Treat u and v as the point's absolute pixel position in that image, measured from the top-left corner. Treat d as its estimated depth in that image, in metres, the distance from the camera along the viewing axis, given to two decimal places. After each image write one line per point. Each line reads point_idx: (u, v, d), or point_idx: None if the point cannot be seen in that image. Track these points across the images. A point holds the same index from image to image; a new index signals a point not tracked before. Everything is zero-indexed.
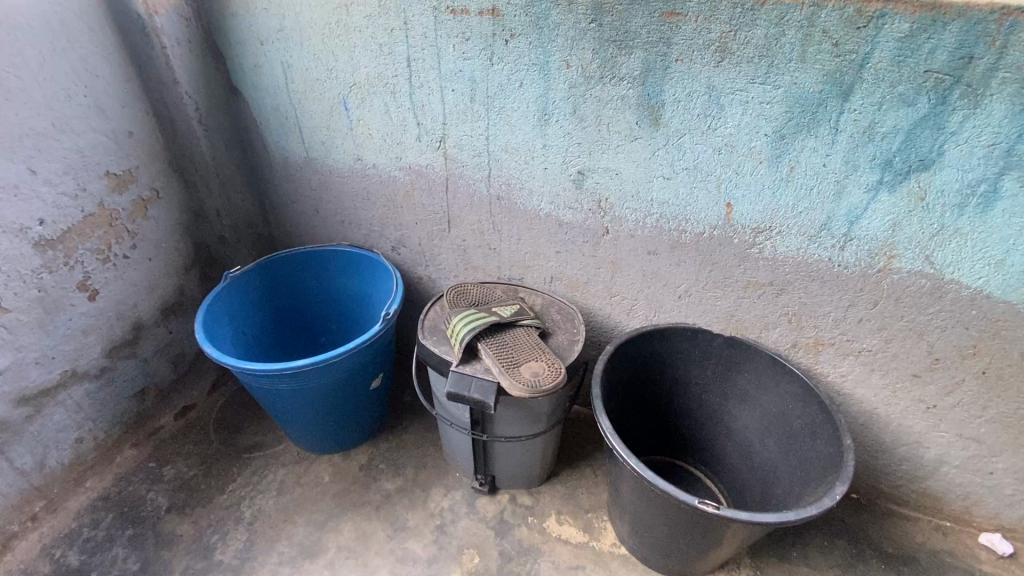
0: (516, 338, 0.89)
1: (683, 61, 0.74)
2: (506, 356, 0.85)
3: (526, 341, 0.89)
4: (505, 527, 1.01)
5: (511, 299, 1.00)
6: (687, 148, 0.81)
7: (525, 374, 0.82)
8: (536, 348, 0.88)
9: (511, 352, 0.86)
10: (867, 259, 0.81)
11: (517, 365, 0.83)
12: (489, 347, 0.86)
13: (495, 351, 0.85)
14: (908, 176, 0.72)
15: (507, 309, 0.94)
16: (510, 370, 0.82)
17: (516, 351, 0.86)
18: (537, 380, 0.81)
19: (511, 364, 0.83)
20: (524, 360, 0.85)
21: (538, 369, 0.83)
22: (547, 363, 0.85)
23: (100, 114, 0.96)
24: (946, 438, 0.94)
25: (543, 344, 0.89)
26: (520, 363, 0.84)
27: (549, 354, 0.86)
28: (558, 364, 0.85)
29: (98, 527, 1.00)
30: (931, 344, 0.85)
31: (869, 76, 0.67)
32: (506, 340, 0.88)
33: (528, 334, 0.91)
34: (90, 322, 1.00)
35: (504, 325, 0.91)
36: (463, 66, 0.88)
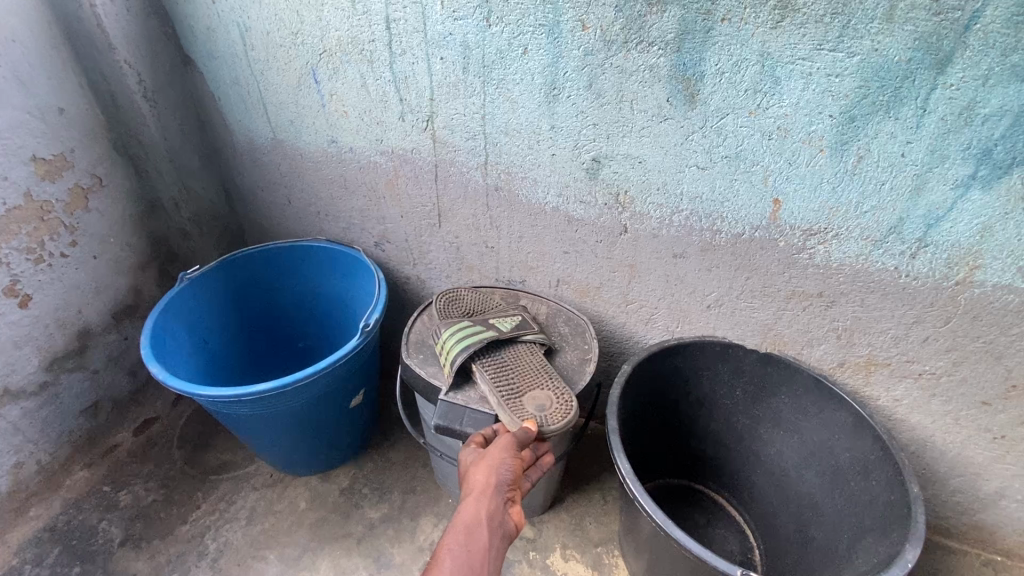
0: (519, 360, 0.75)
1: (730, 21, 0.59)
2: (507, 384, 0.71)
3: (531, 364, 0.75)
4: (503, 564, 0.90)
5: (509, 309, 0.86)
6: (728, 131, 0.66)
7: (529, 408, 0.68)
8: (543, 372, 0.74)
9: (513, 378, 0.72)
10: (943, 270, 0.66)
11: (521, 396, 0.70)
12: (487, 372, 0.72)
13: (495, 377, 0.71)
14: (1010, 170, 0.57)
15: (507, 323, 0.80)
16: (512, 404, 0.69)
17: (519, 376, 0.72)
18: (544, 416, 0.67)
19: (512, 395, 0.70)
20: (529, 389, 0.71)
21: (544, 400, 0.69)
22: (556, 393, 0.71)
23: (21, 87, 0.80)
24: (1012, 471, 0.81)
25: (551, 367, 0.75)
26: (524, 393, 0.70)
27: (556, 381, 0.73)
28: (569, 394, 0.71)
29: (42, 564, 0.88)
30: (1009, 370, 0.71)
31: (976, 41, 0.52)
32: (508, 363, 0.74)
33: (533, 353, 0.77)
34: (22, 332, 0.87)
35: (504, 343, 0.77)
36: (453, 28, 0.72)
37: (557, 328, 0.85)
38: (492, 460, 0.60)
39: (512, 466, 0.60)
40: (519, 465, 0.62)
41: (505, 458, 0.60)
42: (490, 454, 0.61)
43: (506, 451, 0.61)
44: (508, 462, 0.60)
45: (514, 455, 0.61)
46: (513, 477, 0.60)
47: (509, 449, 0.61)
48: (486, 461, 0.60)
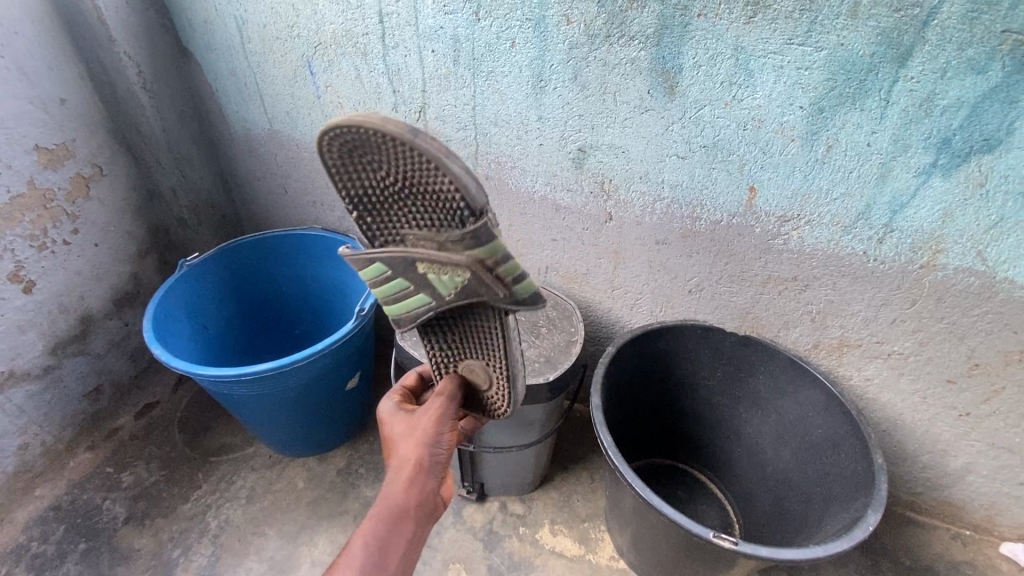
0: (467, 327, 0.54)
1: (706, 16, 0.62)
2: (446, 349, 0.58)
3: (480, 340, 0.55)
4: (494, 539, 0.94)
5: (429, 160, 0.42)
6: (706, 122, 0.69)
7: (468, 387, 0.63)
8: (494, 353, 0.55)
9: (452, 343, 0.57)
10: (909, 254, 0.70)
11: (458, 368, 0.60)
12: (421, 331, 0.57)
13: (430, 338, 0.58)
14: (968, 159, 0.61)
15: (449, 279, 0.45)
16: (447, 371, 0.61)
17: (462, 343, 0.57)
18: (477, 400, 0.61)
19: (449, 360, 0.60)
20: (470, 361, 0.58)
21: (486, 379, 0.62)
22: (499, 382, 0.58)
23: (24, 78, 0.82)
24: (977, 447, 0.86)
25: (505, 350, 0.53)
26: (462, 361, 0.59)
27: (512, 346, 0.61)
28: (516, 389, 0.57)
29: (48, 541, 0.91)
30: (971, 349, 0.76)
31: (933, 37, 0.55)
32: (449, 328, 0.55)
33: (486, 327, 0.52)
34: (26, 317, 0.89)
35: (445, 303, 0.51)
36: (444, 23, 0.75)
37: (536, 317, 0.88)
38: (425, 437, 0.57)
39: (445, 442, 0.58)
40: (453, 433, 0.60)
41: (437, 432, 0.58)
42: (422, 428, 0.58)
43: (441, 426, 0.58)
44: (440, 438, 0.58)
45: (448, 430, 0.59)
46: (445, 451, 0.58)
47: (444, 423, 0.58)
48: (418, 436, 0.57)
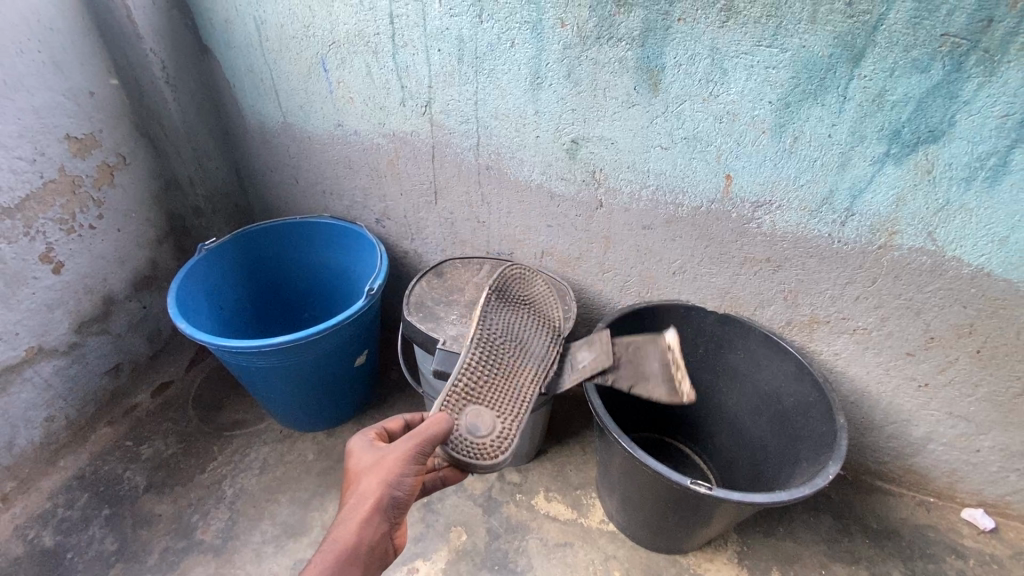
0: (508, 384, 0.77)
1: (686, 21, 0.69)
2: (481, 384, 0.75)
3: (512, 395, 0.76)
4: (493, 505, 1.01)
5: (557, 309, 0.88)
6: (687, 116, 0.77)
7: (465, 418, 0.70)
8: (513, 411, 0.74)
9: (484, 386, 0.75)
10: (868, 235, 0.77)
11: (474, 403, 0.72)
12: (471, 359, 0.76)
13: (472, 369, 0.76)
14: (916, 148, 0.68)
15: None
16: (461, 402, 0.72)
17: (493, 390, 0.75)
18: (466, 441, 0.68)
19: (471, 394, 0.73)
20: (487, 405, 0.73)
21: (480, 424, 0.70)
22: (501, 430, 0.71)
23: (57, 72, 0.89)
24: (936, 416, 0.92)
25: (528, 410, 0.75)
26: (479, 403, 0.72)
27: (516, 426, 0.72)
28: (510, 443, 0.70)
29: (73, 507, 0.97)
30: (928, 323, 0.82)
31: (882, 40, 0.63)
32: (497, 372, 0.77)
33: (524, 388, 0.77)
34: (55, 296, 0.95)
35: (509, 361, 0.79)
36: (449, 24, 0.82)
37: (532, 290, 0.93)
38: (390, 476, 0.60)
39: (410, 484, 0.61)
40: (416, 479, 0.62)
41: (400, 475, 0.60)
42: (389, 468, 0.60)
43: (408, 466, 0.61)
44: (405, 479, 0.61)
45: (414, 472, 0.62)
46: (404, 497, 0.60)
47: (411, 464, 0.61)
48: (384, 474, 0.60)
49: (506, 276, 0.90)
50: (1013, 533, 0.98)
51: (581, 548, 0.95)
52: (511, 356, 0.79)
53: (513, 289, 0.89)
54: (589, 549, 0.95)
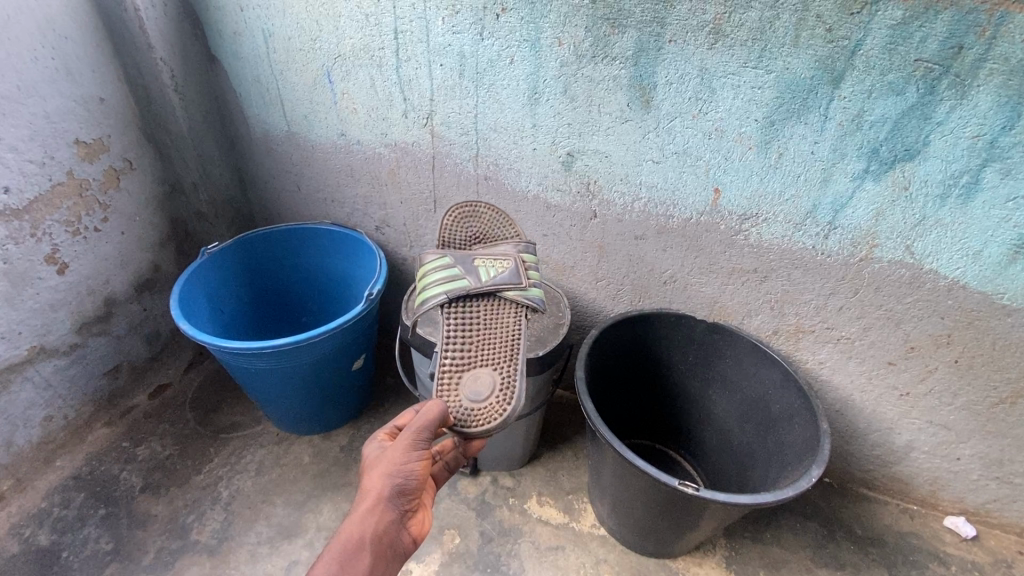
0: (492, 333, 0.77)
1: (676, 42, 0.73)
2: (466, 349, 0.75)
3: (500, 342, 0.76)
4: (486, 508, 1.03)
5: (507, 225, 0.85)
6: (677, 131, 0.80)
7: (464, 391, 0.71)
8: (506, 357, 0.75)
9: (471, 348, 0.75)
10: (850, 248, 0.80)
11: (465, 373, 0.73)
12: (447, 331, 0.76)
13: (453, 340, 0.76)
14: (893, 166, 0.72)
15: (487, 274, 0.79)
16: (454, 378, 0.73)
17: (479, 349, 0.75)
18: (471, 409, 0.70)
19: (462, 363, 0.74)
20: (479, 367, 0.74)
21: (480, 393, 0.71)
22: (503, 382, 0.72)
23: (69, 78, 0.91)
24: (917, 424, 0.94)
25: (520, 347, 0.76)
26: (472, 368, 0.74)
27: (512, 381, 0.73)
28: (514, 391, 0.71)
29: (69, 506, 0.98)
30: (907, 333, 0.85)
31: (860, 64, 0.67)
32: (477, 328, 0.77)
33: (509, 328, 0.78)
34: (59, 297, 0.97)
35: (485, 309, 0.79)
36: (452, 40, 0.85)
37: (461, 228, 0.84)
38: (390, 465, 0.63)
39: (411, 473, 0.63)
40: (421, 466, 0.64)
41: (400, 463, 0.63)
42: (389, 459, 0.63)
43: (409, 455, 0.63)
44: (405, 468, 0.63)
45: (416, 460, 0.64)
46: (408, 483, 0.63)
47: (410, 452, 0.63)
48: (385, 464, 0.63)
49: (451, 218, 0.84)
50: (994, 540, 1.00)
51: (572, 552, 0.96)
52: (485, 309, 0.79)
53: (463, 230, 0.84)
54: (580, 552, 0.96)
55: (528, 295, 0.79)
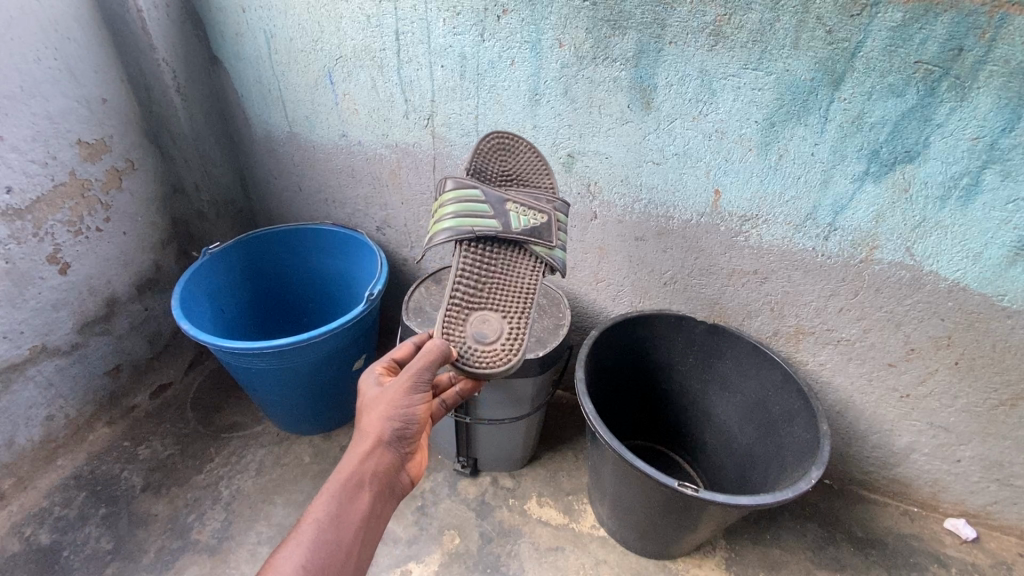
0: (508, 280, 0.75)
1: (676, 44, 0.74)
2: (479, 288, 0.74)
3: (514, 291, 0.75)
4: (486, 508, 1.03)
5: (544, 174, 0.78)
6: (677, 133, 0.81)
7: (469, 333, 0.71)
8: (517, 309, 0.74)
9: (483, 288, 0.74)
10: (850, 250, 0.81)
11: (473, 312, 0.73)
12: (463, 266, 0.74)
13: (467, 276, 0.74)
14: (893, 167, 0.72)
15: (517, 221, 0.74)
16: (461, 314, 0.72)
17: (492, 292, 0.74)
18: (475, 351, 0.70)
19: (473, 303, 0.73)
20: (490, 310, 0.73)
21: (485, 338, 0.71)
22: (510, 332, 0.72)
23: (72, 79, 0.92)
24: (918, 426, 0.93)
25: (534, 301, 0.75)
26: (481, 310, 0.73)
27: (520, 335, 0.72)
28: (520, 344, 0.72)
29: (69, 506, 0.98)
30: (907, 335, 0.85)
31: (860, 65, 0.67)
32: (494, 271, 0.75)
33: (526, 279, 0.76)
34: (60, 297, 0.97)
35: (506, 253, 0.76)
36: (453, 41, 0.86)
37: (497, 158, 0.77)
38: (391, 407, 0.62)
39: (412, 415, 0.63)
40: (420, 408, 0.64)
41: (400, 404, 0.62)
42: (389, 399, 0.62)
43: (410, 396, 0.63)
44: (406, 410, 0.62)
45: (417, 402, 0.64)
46: (408, 424, 0.62)
47: (411, 394, 0.63)
48: (386, 404, 0.62)
49: (486, 147, 0.76)
50: (994, 542, 1.00)
51: (572, 552, 0.96)
52: (505, 255, 0.76)
53: (496, 162, 0.77)
54: (580, 553, 0.96)
55: (555, 256, 0.76)
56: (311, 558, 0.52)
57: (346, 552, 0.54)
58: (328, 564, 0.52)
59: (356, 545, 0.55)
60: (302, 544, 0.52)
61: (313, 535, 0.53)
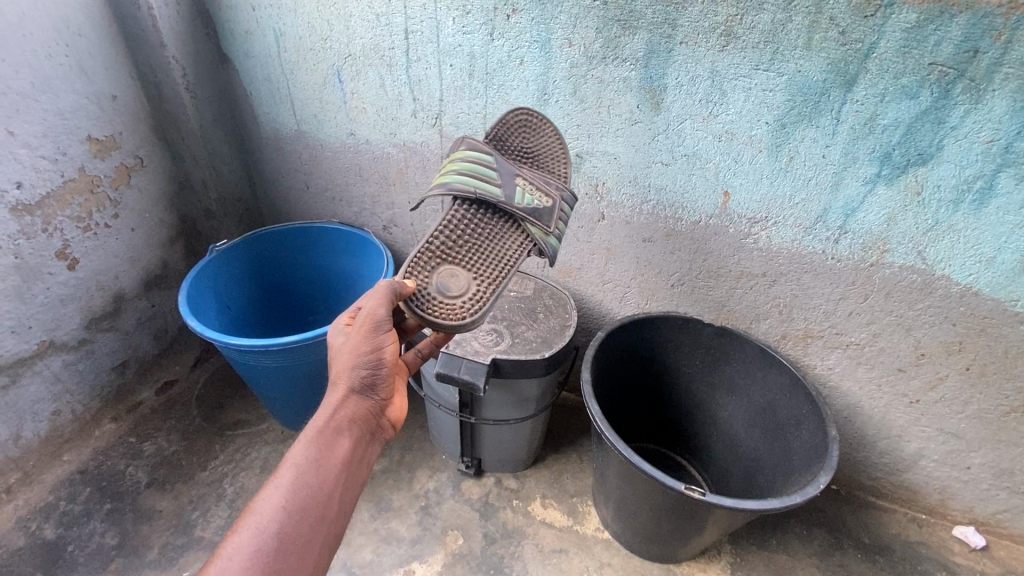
0: (492, 245, 0.73)
1: (687, 44, 0.73)
2: (456, 244, 0.72)
3: (493, 258, 0.72)
4: (489, 509, 1.02)
5: (562, 162, 0.79)
6: (687, 133, 0.80)
7: (434, 282, 0.69)
8: (492, 275, 0.71)
9: (464, 247, 0.72)
10: (861, 253, 0.80)
11: (443, 264, 0.71)
12: (447, 219, 0.73)
13: (448, 229, 0.72)
14: (905, 170, 0.71)
15: (521, 197, 0.72)
16: (431, 262, 0.71)
17: (469, 252, 0.72)
18: (434, 302, 0.68)
19: (449, 255, 0.71)
20: (461, 267, 0.71)
21: (448, 291, 0.69)
22: (475, 292, 0.70)
23: (83, 76, 0.92)
24: (927, 432, 0.92)
25: (510, 273, 0.72)
26: (455, 265, 0.71)
27: (486, 298, 0.70)
28: (481, 307, 0.69)
29: (75, 501, 0.99)
30: (918, 339, 0.84)
31: (873, 66, 0.66)
32: (478, 234, 0.73)
33: (509, 250, 0.73)
34: (69, 292, 0.98)
35: (495, 220, 0.74)
36: (462, 40, 0.85)
37: (516, 132, 0.78)
38: (355, 354, 0.62)
39: (378, 359, 0.63)
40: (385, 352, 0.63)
41: (363, 350, 0.62)
42: (352, 346, 0.62)
43: (373, 342, 0.62)
44: (371, 355, 0.62)
45: (382, 346, 0.63)
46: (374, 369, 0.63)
47: (374, 338, 0.62)
48: (350, 352, 0.62)
49: (512, 121, 0.78)
50: (1004, 551, 0.98)
51: (576, 555, 0.96)
52: (496, 220, 0.74)
53: (517, 139, 0.78)
54: (584, 556, 0.96)
55: (547, 243, 0.74)
56: (290, 501, 0.52)
57: (326, 494, 0.55)
58: (308, 506, 0.53)
59: (336, 487, 0.56)
60: (281, 488, 0.53)
61: (291, 479, 0.54)
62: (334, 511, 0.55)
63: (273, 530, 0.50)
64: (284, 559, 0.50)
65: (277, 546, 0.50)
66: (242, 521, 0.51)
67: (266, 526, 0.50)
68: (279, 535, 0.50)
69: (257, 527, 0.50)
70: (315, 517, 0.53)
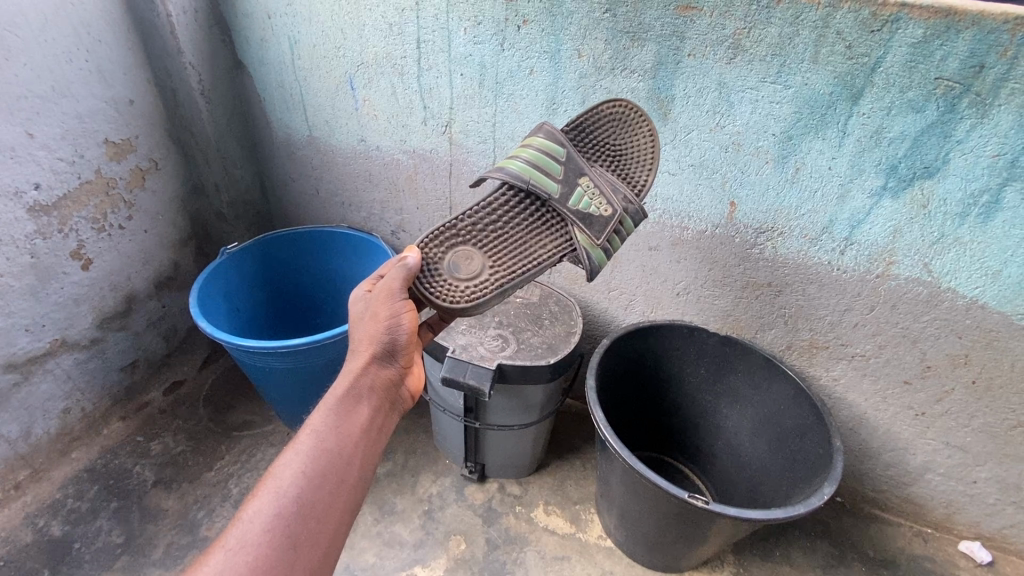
0: (521, 241, 0.73)
1: (695, 56, 0.74)
2: (490, 229, 0.73)
3: (516, 254, 0.72)
4: (492, 515, 1.02)
5: (645, 172, 0.75)
6: (694, 143, 0.81)
7: (448, 257, 0.72)
8: (504, 268, 0.72)
9: (492, 236, 0.73)
10: (867, 265, 0.80)
11: (469, 244, 0.73)
12: (494, 201, 0.74)
13: (490, 211, 0.74)
14: (911, 183, 0.71)
15: (578, 200, 0.72)
16: (457, 237, 0.73)
17: (498, 242, 0.73)
18: (439, 279, 0.71)
19: (474, 237, 0.73)
20: (482, 252, 0.72)
21: (455, 270, 0.72)
22: (478, 279, 0.71)
23: (102, 80, 0.94)
24: (933, 445, 0.92)
25: (522, 275, 0.71)
26: (474, 247, 0.73)
27: (487, 287, 0.71)
28: (479, 293, 0.71)
29: (83, 498, 1.00)
30: (924, 352, 0.84)
31: (881, 81, 0.67)
32: (515, 227, 0.74)
33: (536, 252, 0.72)
34: (82, 291, 0.99)
35: (540, 218, 0.74)
36: (473, 50, 0.87)
37: (605, 126, 0.76)
38: (376, 322, 0.65)
39: (396, 328, 0.66)
40: (406, 321, 0.67)
41: (384, 318, 0.65)
42: (374, 316, 0.66)
43: (392, 309, 0.66)
44: (390, 323, 0.66)
45: (400, 314, 0.66)
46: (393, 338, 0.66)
47: (392, 306, 0.66)
48: (371, 321, 0.66)
49: (605, 113, 0.75)
50: (1010, 567, 0.98)
51: (579, 562, 0.96)
52: (536, 216, 0.74)
53: (605, 134, 0.75)
54: (587, 564, 0.96)
55: (589, 256, 0.72)
56: (310, 466, 0.53)
57: (347, 458, 0.56)
58: (329, 471, 0.54)
59: (356, 452, 0.57)
60: (301, 453, 0.54)
61: (312, 444, 0.55)
62: (353, 478, 0.56)
63: (295, 494, 0.51)
64: (305, 521, 0.50)
65: (298, 509, 0.50)
66: (266, 482, 0.52)
67: (288, 487, 0.51)
68: (301, 497, 0.51)
69: (277, 491, 0.51)
70: (335, 482, 0.54)
